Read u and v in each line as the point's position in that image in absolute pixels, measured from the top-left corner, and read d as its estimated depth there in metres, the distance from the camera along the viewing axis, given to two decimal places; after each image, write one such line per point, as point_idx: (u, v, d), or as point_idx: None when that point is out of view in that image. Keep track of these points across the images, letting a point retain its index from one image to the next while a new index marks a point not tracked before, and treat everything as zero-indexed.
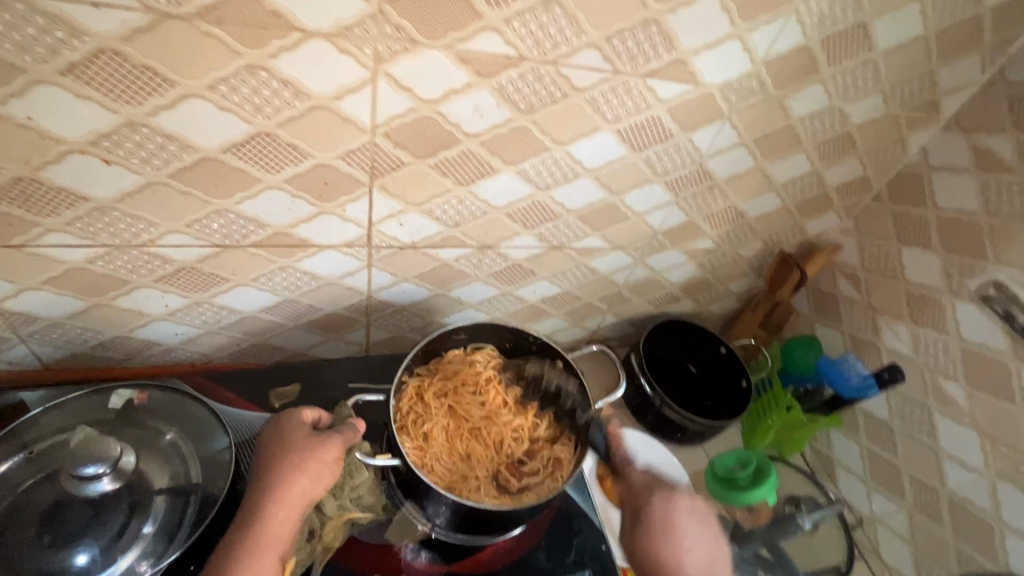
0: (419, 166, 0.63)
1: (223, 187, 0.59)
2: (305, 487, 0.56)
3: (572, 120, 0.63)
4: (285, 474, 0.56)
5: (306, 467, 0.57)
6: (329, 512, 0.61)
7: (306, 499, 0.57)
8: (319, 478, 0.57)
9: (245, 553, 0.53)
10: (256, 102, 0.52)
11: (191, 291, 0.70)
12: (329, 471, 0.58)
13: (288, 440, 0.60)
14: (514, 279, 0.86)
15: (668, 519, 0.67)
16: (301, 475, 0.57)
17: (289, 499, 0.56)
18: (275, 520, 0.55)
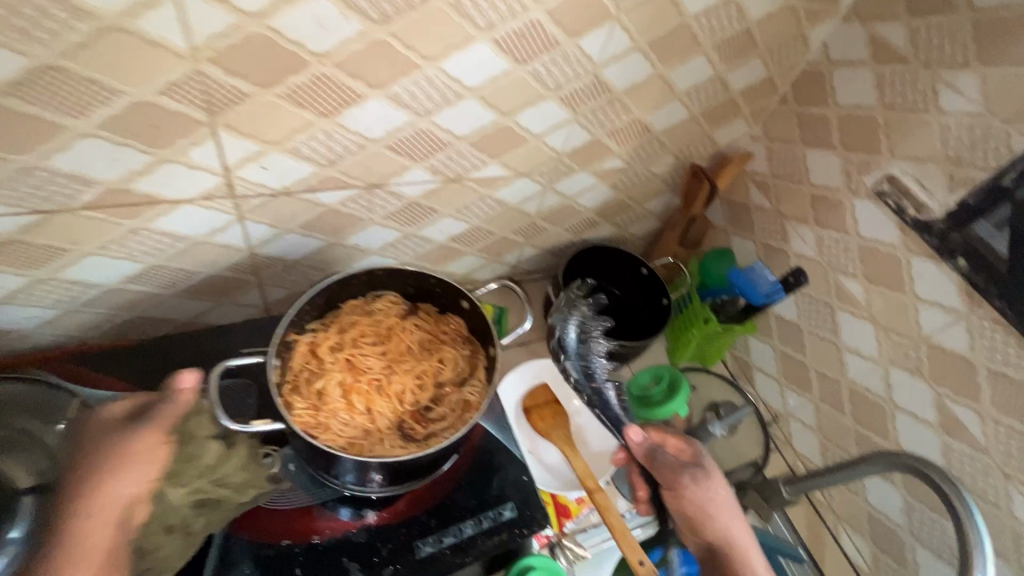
0: (266, 97, 0.54)
1: (19, 139, 0.49)
2: (125, 480, 0.47)
3: (439, 29, 0.55)
4: (89, 475, 0.47)
5: (120, 453, 0.49)
6: (183, 503, 0.52)
7: (126, 499, 0.47)
8: (144, 468, 0.48)
9: None
10: (21, 27, 0.42)
11: (27, 268, 0.61)
12: (150, 454, 0.49)
13: (87, 443, 0.50)
14: (415, 219, 0.80)
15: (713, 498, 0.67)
16: (107, 477, 0.47)
17: (94, 498, 0.47)
18: (93, 532, 0.46)
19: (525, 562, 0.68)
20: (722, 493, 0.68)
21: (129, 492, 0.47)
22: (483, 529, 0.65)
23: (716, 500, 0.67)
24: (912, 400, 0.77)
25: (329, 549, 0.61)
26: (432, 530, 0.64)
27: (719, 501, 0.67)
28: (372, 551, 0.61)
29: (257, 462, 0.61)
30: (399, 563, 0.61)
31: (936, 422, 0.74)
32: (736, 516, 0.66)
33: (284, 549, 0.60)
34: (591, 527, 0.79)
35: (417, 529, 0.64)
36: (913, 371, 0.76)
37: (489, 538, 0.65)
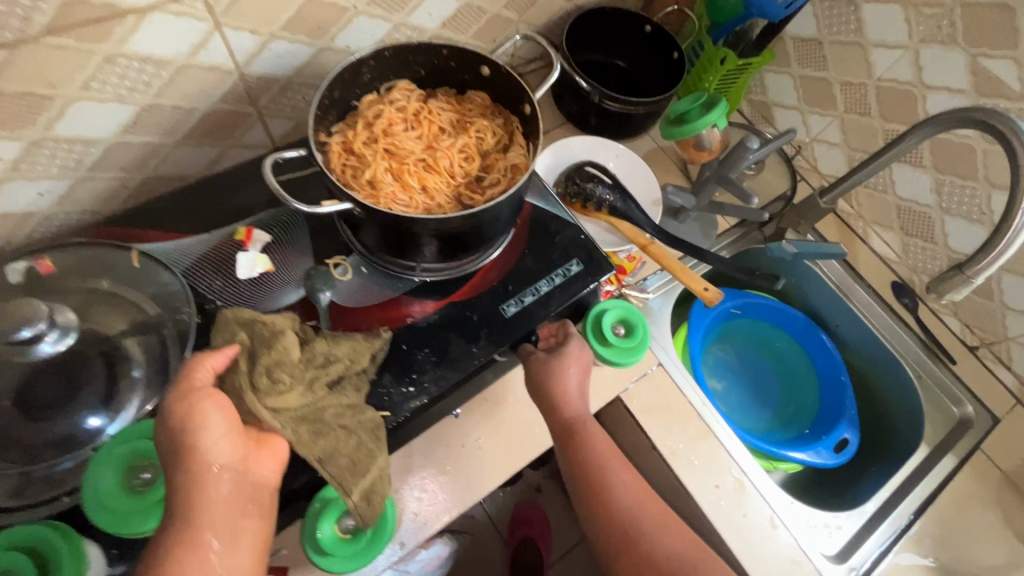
0: None
1: None
2: (202, 445, 0.47)
3: None
4: (175, 440, 0.47)
5: (173, 428, 0.47)
6: (319, 394, 0.55)
7: (230, 459, 0.48)
8: (209, 430, 0.48)
9: (190, 525, 0.45)
10: None
11: (18, 129, 0.55)
12: (198, 412, 0.48)
13: (191, 393, 0.49)
14: (402, 0, 0.71)
15: (561, 369, 0.65)
16: (221, 419, 0.49)
17: (187, 484, 0.46)
18: (205, 499, 0.46)
19: (601, 307, 0.74)
20: (574, 373, 0.66)
21: (215, 446, 0.48)
22: (558, 283, 0.69)
23: (570, 391, 0.65)
24: (944, 74, 0.76)
25: (426, 327, 0.64)
26: (513, 294, 0.67)
27: (571, 385, 0.65)
28: (466, 320, 0.65)
29: (353, 335, 0.61)
30: (493, 324, 0.65)
31: (969, 87, 0.74)
32: (582, 394, 0.66)
33: (385, 334, 0.63)
34: (648, 276, 0.86)
35: (499, 296, 0.67)
36: (947, 42, 0.74)
37: (565, 290, 0.68)
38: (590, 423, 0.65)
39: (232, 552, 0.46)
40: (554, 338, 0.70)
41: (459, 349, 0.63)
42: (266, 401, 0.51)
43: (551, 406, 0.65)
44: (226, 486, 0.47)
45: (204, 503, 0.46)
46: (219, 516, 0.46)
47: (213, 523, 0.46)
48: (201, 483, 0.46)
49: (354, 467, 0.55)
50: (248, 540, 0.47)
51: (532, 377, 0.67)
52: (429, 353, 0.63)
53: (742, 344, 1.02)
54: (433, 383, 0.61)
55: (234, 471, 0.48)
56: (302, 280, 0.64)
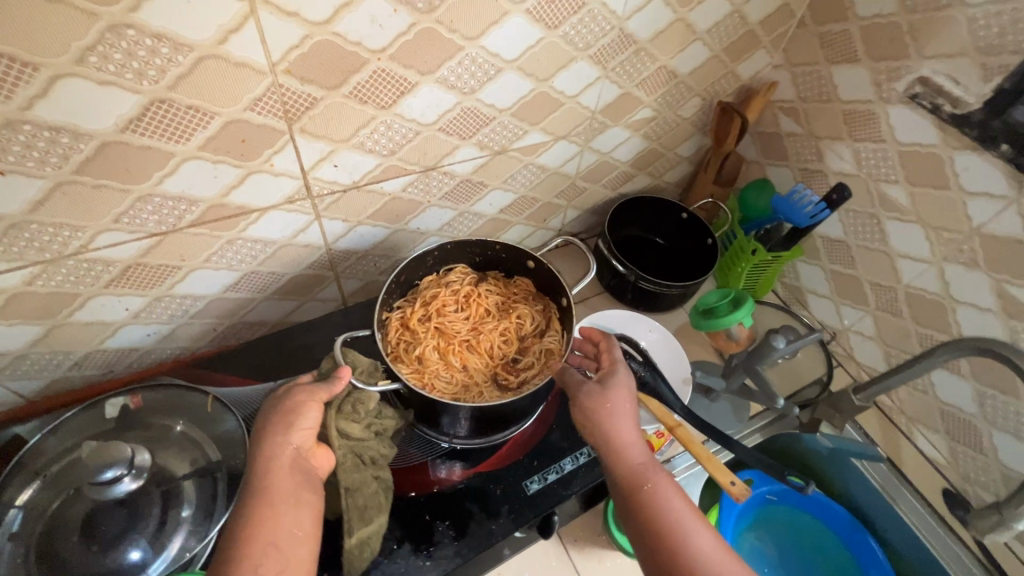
0: (333, 98, 0.60)
1: (137, 170, 0.55)
2: (294, 423, 0.55)
3: (477, 8, 0.59)
4: (280, 416, 0.55)
5: (281, 406, 0.56)
6: (369, 437, 0.63)
7: (304, 446, 0.55)
8: (310, 415, 0.56)
9: (257, 488, 0.51)
10: (136, 67, 0.48)
11: (148, 288, 0.68)
12: (302, 400, 0.57)
13: (302, 387, 0.58)
14: (468, 195, 0.85)
15: (610, 409, 0.60)
16: (315, 407, 0.57)
17: (270, 451, 0.53)
18: (282, 469, 0.53)
19: None
20: (626, 411, 0.60)
21: (305, 428, 0.56)
22: (582, 463, 0.71)
23: (623, 434, 0.59)
24: (972, 292, 0.79)
25: (451, 496, 0.67)
26: (537, 470, 0.70)
27: (629, 432, 0.59)
28: (488, 493, 0.68)
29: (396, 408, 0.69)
30: (515, 501, 0.68)
31: (999, 308, 0.76)
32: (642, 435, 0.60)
33: (412, 498, 0.67)
34: (674, 456, 0.86)
35: (523, 470, 0.70)
36: (969, 263, 0.78)
37: (588, 470, 0.71)
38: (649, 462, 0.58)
39: (296, 518, 0.51)
40: (605, 368, 0.65)
41: (479, 523, 0.65)
42: (340, 420, 0.60)
43: (615, 454, 0.59)
44: (294, 463, 0.54)
45: (278, 471, 0.52)
46: (288, 485, 0.52)
47: (280, 491, 0.51)
48: (274, 454, 0.53)
49: (364, 513, 0.60)
50: (309, 512, 0.52)
51: (582, 410, 0.61)
52: (450, 525, 0.65)
53: (781, 533, 0.96)
54: (449, 557, 0.63)
55: (305, 457, 0.55)
56: None
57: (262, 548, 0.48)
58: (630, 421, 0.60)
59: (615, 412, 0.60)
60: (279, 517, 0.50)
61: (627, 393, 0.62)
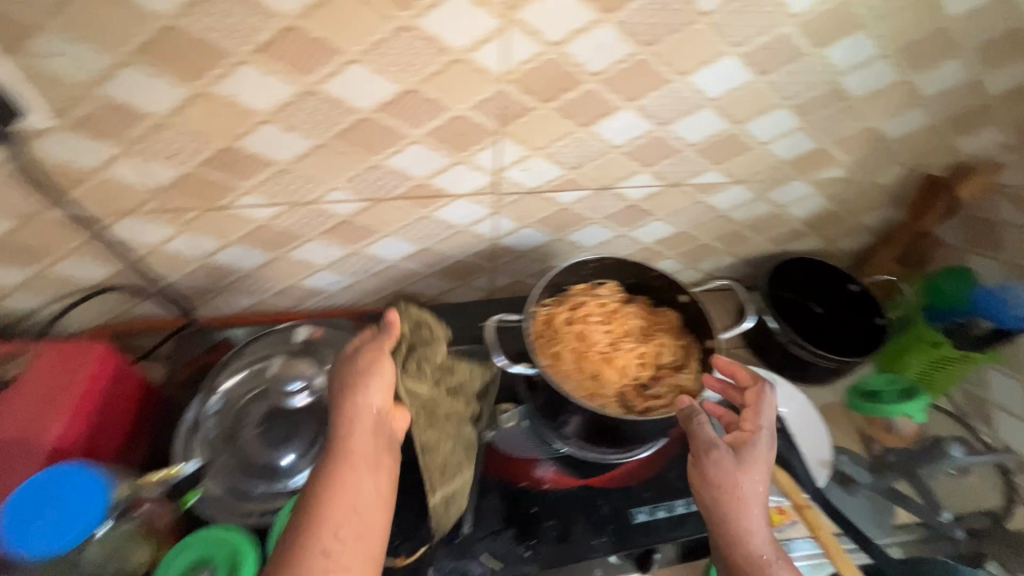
0: (543, 110, 0.66)
1: (377, 144, 0.66)
2: (367, 389, 0.56)
3: (696, 47, 0.63)
4: (354, 375, 0.57)
5: (376, 350, 0.59)
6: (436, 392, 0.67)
7: (376, 412, 0.56)
8: (383, 379, 0.57)
9: (331, 452, 0.52)
10: (405, 62, 0.58)
11: (349, 243, 0.81)
12: (376, 362, 0.58)
13: (375, 351, 0.59)
14: (630, 220, 0.87)
15: (744, 495, 0.56)
16: (389, 371, 0.58)
17: (346, 416, 0.54)
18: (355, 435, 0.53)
19: None
20: (758, 495, 0.57)
21: (377, 394, 0.56)
22: (696, 510, 0.69)
23: (745, 485, 0.57)
24: None
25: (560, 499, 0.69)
26: (648, 502, 0.69)
27: (753, 521, 0.56)
28: (596, 508, 0.68)
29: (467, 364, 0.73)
30: (621, 524, 0.67)
31: None
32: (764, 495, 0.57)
33: (522, 489, 0.70)
34: None
35: (634, 498, 0.69)
36: None
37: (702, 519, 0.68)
38: (756, 509, 0.56)
39: (372, 482, 0.52)
40: (742, 435, 0.61)
41: (581, 534, 0.66)
42: (408, 378, 0.64)
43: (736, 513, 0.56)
44: (369, 426, 0.55)
45: (355, 434, 0.53)
46: (368, 448, 0.53)
47: (357, 458, 0.52)
48: (348, 419, 0.54)
49: (429, 451, 0.65)
50: (385, 475, 0.53)
51: (706, 483, 0.58)
52: (554, 525, 0.67)
53: None
54: (547, 555, 0.64)
55: (385, 420, 0.56)
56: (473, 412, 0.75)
57: (343, 503, 0.50)
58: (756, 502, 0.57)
59: (742, 494, 0.56)
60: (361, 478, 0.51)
61: (762, 468, 0.58)
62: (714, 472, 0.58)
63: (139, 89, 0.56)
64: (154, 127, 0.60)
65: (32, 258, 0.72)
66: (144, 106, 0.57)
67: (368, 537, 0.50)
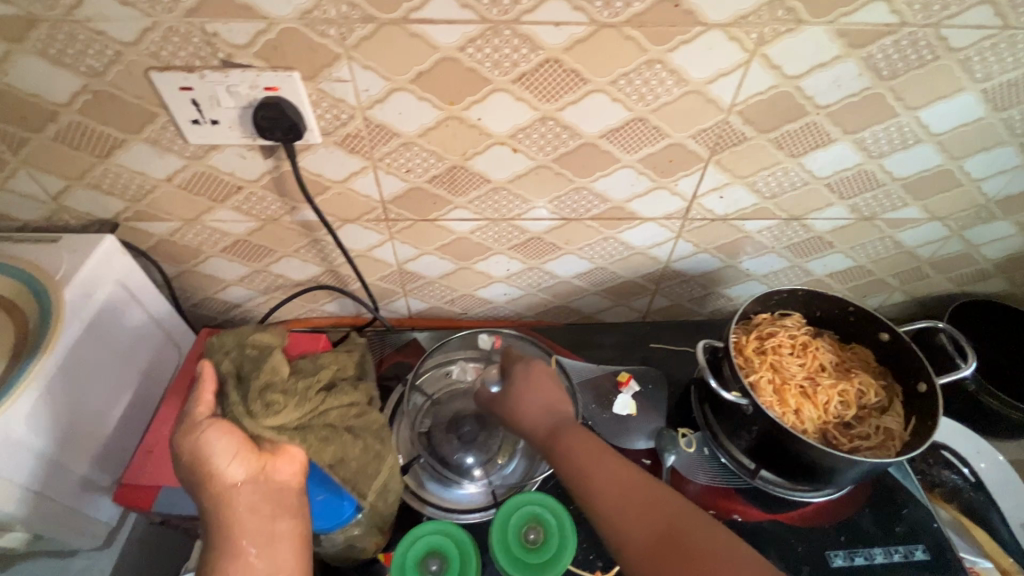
0: (758, 140, 0.67)
1: (589, 167, 0.69)
2: (212, 465, 0.52)
3: (934, 82, 0.61)
4: (192, 462, 0.53)
5: (186, 425, 0.54)
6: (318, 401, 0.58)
7: (240, 484, 0.53)
8: (219, 450, 0.52)
9: (221, 536, 0.53)
10: (643, 92, 0.61)
11: (531, 258, 0.84)
12: (204, 443, 0.52)
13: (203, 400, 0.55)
14: (809, 251, 0.85)
15: (581, 475, 0.60)
16: (221, 436, 0.53)
17: (216, 497, 0.53)
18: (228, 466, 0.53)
19: None
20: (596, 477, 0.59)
21: (227, 469, 0.52)
22: (898, 562, 0.65)
23: (579, 466, 0.60)
24: None
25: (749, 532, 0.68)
26: (843, 546, 0.66)
27: (626, 488, 0.58)
28: (789, 547, 0.66)
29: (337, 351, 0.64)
30: (817, 567, 0.65)
31: None
32: (546, 404, 0.68)
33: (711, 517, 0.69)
34: None
35: (828, 541, 0.67)
36: None
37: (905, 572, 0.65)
38: (630, 497, 0.57)
39: (251, 508, 0.53)
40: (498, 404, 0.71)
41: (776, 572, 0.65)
42: (258, 417, 0.54)
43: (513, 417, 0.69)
44: (249, 499, 0.53)
45: (228, 469, 0.53)
46: (252, 524, 0.53)
47: (248, 532, 0.53)
48: (216, 501, 0.53)
49: (386, 491, 0.62)
50: (286, 543, 0.54)
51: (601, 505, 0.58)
52: None
53: None
54: None
55: (261, 481, 0.53)
56: (651, 434, 0.76)
57: (230, 511, 0.53)
58: (615, 486, 0.58)
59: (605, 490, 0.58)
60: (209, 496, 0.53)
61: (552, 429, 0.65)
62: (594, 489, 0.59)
63: (401, 112, 0.62)
64: (402, 145, 0.65)
65: (261, 256, 0.80)
66: (400, 126, 0.63)
67: (252, 542, 0.53)
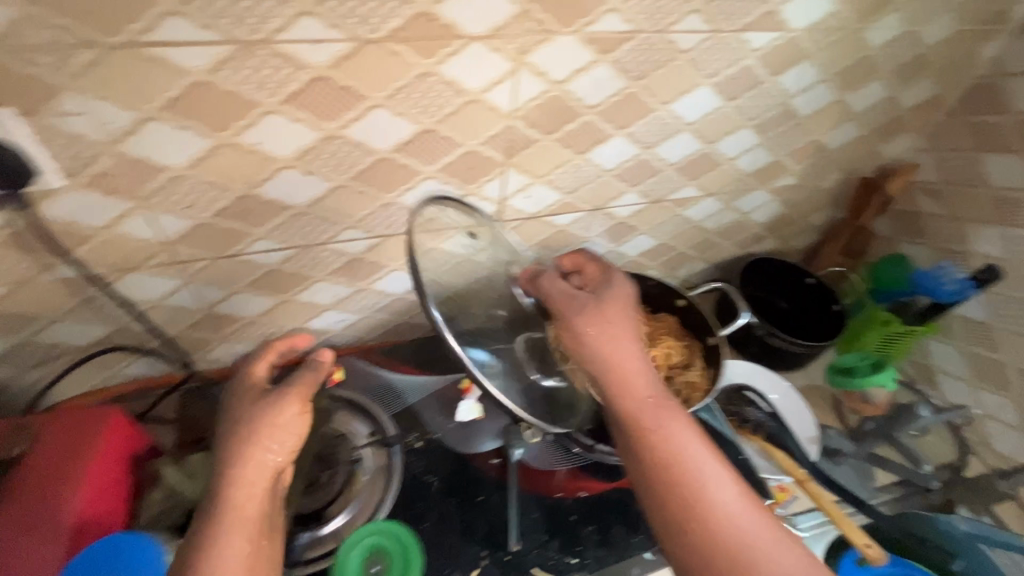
0: (546, 141, 0.72)
1: (392, 182, 0.69)
2: (257, 440, 0.52)
3: (676, 79, 0.71)
4: (232, 432, 0.52)
5: (251, 394, 0.56)
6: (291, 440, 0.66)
7: (271, 471, 0.51)
8: (288, 434, 0.53)
9: (219, 520, 0.47)
10: (424, 104, 0.62)
11: (357, 280, 0.81)
12: (279, 416, 0.53)
13: (250, 396, 0.57)
14: (619, 236, 0.94)
15: (681, 443, 0.54)
16: (285, 431, 0.53)
17: (231, 478, 0.49)
18: (241, 437, 0.52)
19: None
20: (701, 447, 0.55)
21: (276, 451, 0.52)
22: None
23: (676, 443, 0.54)
24: None
25: (594, 504, 0.73)
26: None
27: (699, 454, 0.54)
28: (629, 508, 0.73)
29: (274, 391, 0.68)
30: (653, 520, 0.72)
31: None
32: (647, 366, 0.59)
33: (560, 500, 0.72)
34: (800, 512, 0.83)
35: None
36: None
37: None
38: (721, 470, 0.53)
39: (258, 493, 0.50)
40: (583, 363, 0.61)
41: (620, 535, 0.70)
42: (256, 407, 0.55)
43: (622, 383, 0.57)
44: (260, 491, 0.50)
45: (284, 443, 0.53)
46: (255, 512, 0.49)
47: (242, 524, 0.47)
48: (229, 482, 0.49)
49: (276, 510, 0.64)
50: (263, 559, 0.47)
51: (684, 470, 0.53)
52: (594, 530, 0.70)
53: None
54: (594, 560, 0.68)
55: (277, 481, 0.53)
56: (499, 433, 0.76)
57: (246, 493, 0.49)
58: (713, 457, 0.54)
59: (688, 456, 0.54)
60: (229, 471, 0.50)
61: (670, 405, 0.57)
62: (684, 452, 0.54)
63: (161, 144, 0.56)
64: (173, 179, 0.59)
65: (20, 326, 0.67)
66: (164, 159, 0.57)
67: (247, 532, 0.47)
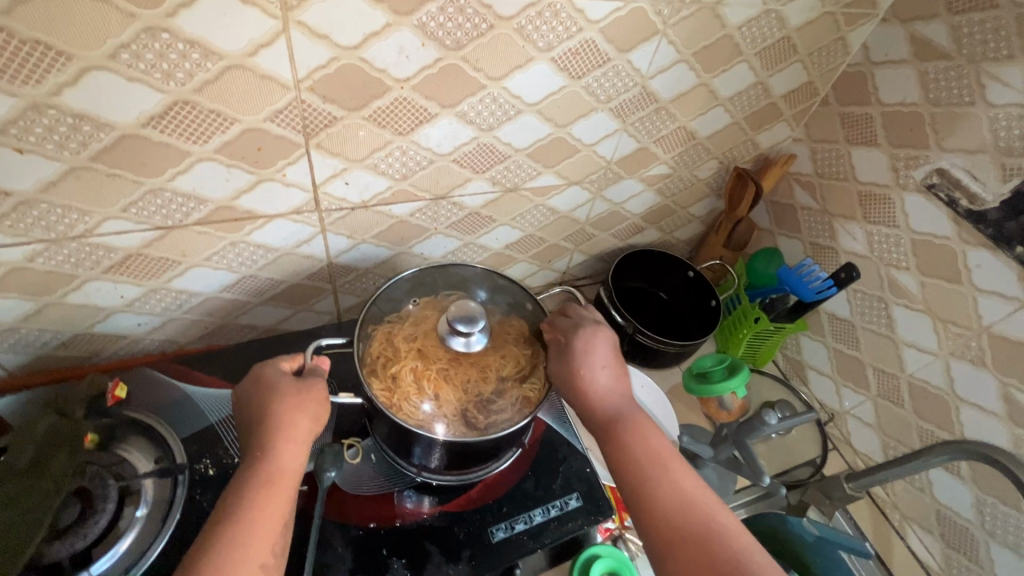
0: (353, 119, 0.61)
1: (152, 165, 0.57)
2: (294, 419, 0.55)
3: (502, 51, 0.61)
4: (269, 409, 0.56)
5: (277, 385, 0.58)
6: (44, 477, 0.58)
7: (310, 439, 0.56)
8: (311, 408, 0.57)
9: (250, 495, 0.50)
10: (165, 68, 0.50)
11: (143, 278, 0.69)
12: (307, 398, 0.57)
13: (271, 384, 0.58)
14: (474, 227, 0.85)
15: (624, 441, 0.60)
16: (302, 415, 0.56)
17: (264, 462, 0.52)
18: (301, 411, 0.56)
19: (592, 551, 0.70)
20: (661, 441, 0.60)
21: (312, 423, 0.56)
22: (553, 517, 0.69)
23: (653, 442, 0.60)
24: (977, 391, 0.77)
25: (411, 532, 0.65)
26: (505, 516, 0.68)
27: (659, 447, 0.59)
28: (450, 535, 0.66)
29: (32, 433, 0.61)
30: (475, 547, 0.65)
31: (1003, 412, 0.74)
32: (617, 384, 0.66)
33: (372, 531, 0.65)
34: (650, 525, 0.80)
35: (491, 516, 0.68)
36: (976, 361, 0.77)
37: (559, 526, 0.68)
38: (672, 460, 0.58)
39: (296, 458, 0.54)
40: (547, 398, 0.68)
41: (436, 566, 0.63)
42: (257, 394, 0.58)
43: (582, 399, 0.65)
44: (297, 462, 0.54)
45: (311, 420, 0.56)
46: (292, 469, 0.53)
47: (276, 496, 0.51)
48: (262, 459, 0.53)
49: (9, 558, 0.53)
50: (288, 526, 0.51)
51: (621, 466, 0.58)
52: (405, 563, 0.63)
53: None
54: None
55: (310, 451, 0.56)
56: (314, 455, 0.68)
57: (287, 456, 0.53)
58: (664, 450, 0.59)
59: (654, 448, 0.59)
60: (264, 446, 0.53)
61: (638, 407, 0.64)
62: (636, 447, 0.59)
63: None
64: None
65: None
66: None
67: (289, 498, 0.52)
